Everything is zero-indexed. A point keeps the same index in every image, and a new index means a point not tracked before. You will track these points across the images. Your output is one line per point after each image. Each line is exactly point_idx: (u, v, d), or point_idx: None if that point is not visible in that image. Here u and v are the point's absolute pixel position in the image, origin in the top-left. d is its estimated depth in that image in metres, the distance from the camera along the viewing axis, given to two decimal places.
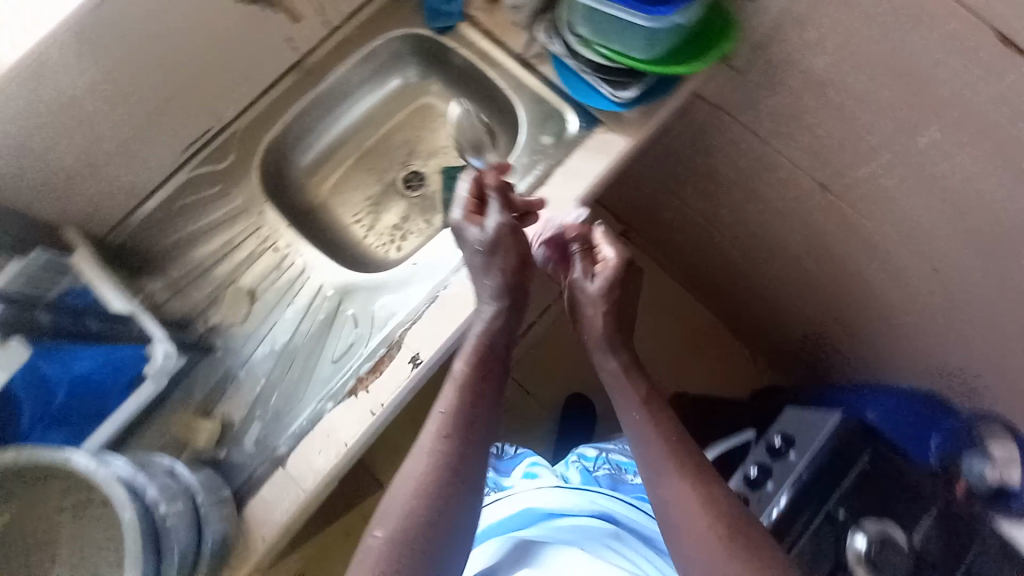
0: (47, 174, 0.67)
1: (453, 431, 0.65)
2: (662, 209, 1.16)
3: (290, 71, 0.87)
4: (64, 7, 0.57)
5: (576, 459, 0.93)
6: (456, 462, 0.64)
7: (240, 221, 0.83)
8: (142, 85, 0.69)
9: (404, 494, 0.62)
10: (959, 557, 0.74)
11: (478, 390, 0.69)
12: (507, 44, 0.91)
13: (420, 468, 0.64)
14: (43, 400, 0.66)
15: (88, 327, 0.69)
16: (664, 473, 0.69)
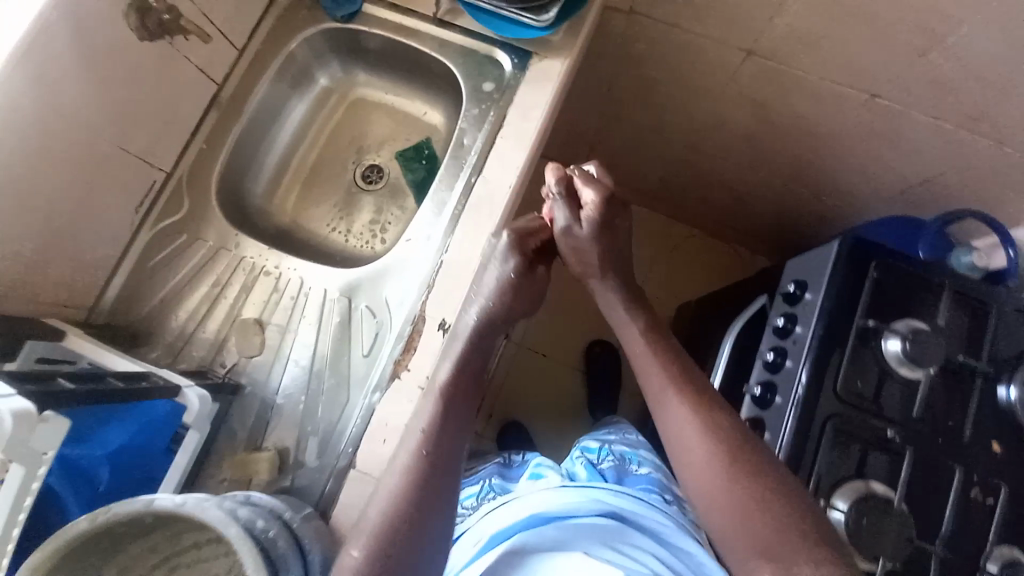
0: (11, 268, 0.67)
1: (431, 440, 0.63)
2: (628, 113, 1.25)
3: (210, 108, 0.85)
4: None
5: (581, 454, 0.95)
6: (431, 474, 0.61)
7: (221, 258, 0.82)
8: (70, 149, 0.68)
9: (379, 507, 0.59)
10: (981, 332, 0.84)
11: (456, 399, 0.68)
12: (416, 11, 0.86)
13: (399, 484, 0.60)
14: (88, 488, 0.62)
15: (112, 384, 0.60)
16: (676, 429, 0.66)
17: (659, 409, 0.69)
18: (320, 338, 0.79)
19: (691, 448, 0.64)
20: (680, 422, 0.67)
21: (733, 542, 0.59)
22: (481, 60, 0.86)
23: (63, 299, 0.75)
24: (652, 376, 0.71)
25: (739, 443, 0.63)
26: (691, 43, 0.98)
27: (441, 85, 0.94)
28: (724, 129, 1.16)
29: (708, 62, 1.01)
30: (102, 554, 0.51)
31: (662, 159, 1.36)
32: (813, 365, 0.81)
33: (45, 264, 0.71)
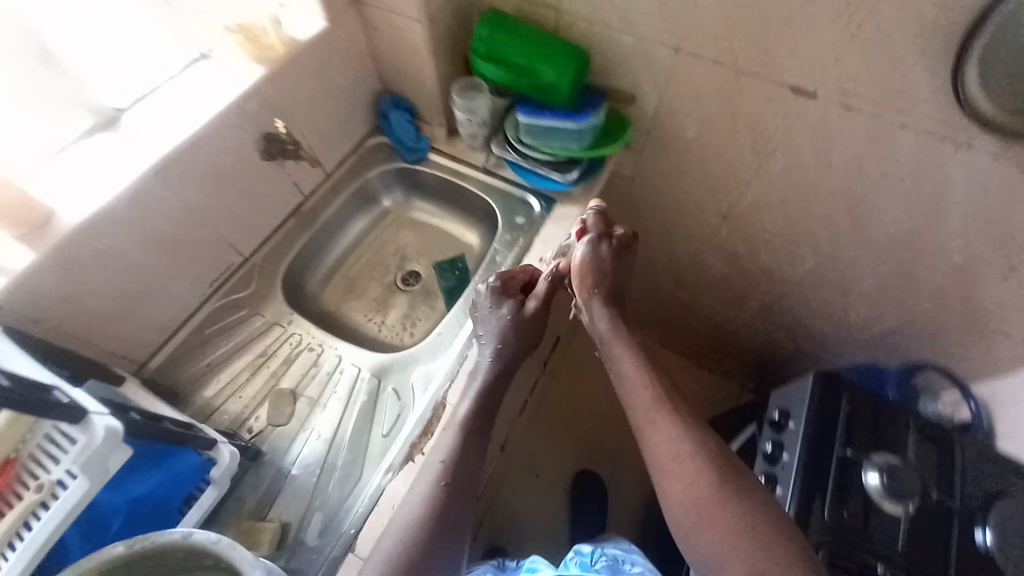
0: (96, 321, 0.76)
1: (446, 472, 0.69)
2: (629, 254, 1.46)
3: (290, 216, 1.04)
4: (130, 176, 0.74)
5: (575, 556, 1.00)
6: (444, 508, 0.66)
7: (273, 332, 0.94)
8: (181, 231, 0.83)
9: (395, 537, 0.64)
10: (951, 463, 0.91)
11: (474, 434, 0.73)
12: (470, 161, 1.13)
13: (415, 518, 0.65)
14: (98, 532, 0.62)
15: (166, 426, 0.65)
16: (666, 446, 0.73)
17: (648, 428, 0.76)
18: (346, 414, 0.86)
19: (703, 510, 0.66)
20: (668, 441, 0.73)
21: (721, 564, 0.64)
22: (515, 200, 1.09)
23: (122, 353, 0.81)
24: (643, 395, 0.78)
25: (729, 470, 0.69)
26: (681, 205, 1.23)
27: (480, 216, 1.16)
28: (710, 272, 1.37)
29: (695, 220, 1.25)
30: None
31: (657, 293, 1.55)
32: (799, 497, 0.86)
33: (121, 322, 0.79)
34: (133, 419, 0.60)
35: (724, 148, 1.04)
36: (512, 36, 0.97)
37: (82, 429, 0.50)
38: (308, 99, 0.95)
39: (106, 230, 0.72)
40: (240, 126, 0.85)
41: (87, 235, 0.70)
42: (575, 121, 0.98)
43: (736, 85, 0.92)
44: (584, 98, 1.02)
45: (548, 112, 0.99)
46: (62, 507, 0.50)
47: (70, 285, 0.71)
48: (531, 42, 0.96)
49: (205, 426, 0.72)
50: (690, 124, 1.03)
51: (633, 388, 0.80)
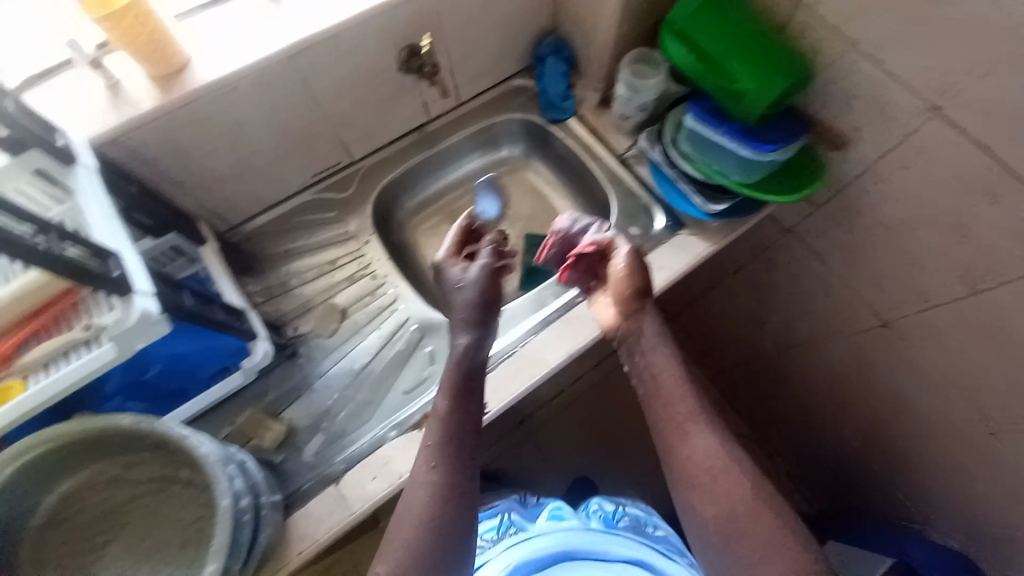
0: (200, 179, 0.78)
1: (438, 453, 0.61)
2: (735, 304, 1.29)
3: (410, 133, 1.01)
4: (261, 50, 0.71)
5: (598, 509, 1.07)
6: (449, 492, 0.59)
7: (347, 245, 0.93)
8: (303, 117, 0.82)
9: (402, 527, 0.57)
10: None
11: (463, 413, 0.65)
12: (609, 143, 1.00)
13: (422, 503, 0.58)
14: (136, 371, 0.67)
15: (216, 315, 0.68)
16: (690, 461, 0.60)
17: (669, 448, 0.62)
18: (382, 352, 0.85)
19: (739, 538, 0.55)
20: (702, 451, 0.60)
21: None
22: (639, 210, 0.97)
23: (218, 214, 0.85)
24: (674, 395, 0.65)
25: (765, 500, 0.57)
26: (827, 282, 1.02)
27: (595, 204, 1.05)
28: (823, 365, 1.15)
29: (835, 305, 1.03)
30: (115, 441, 0.54)
31: (743, 356, 1.35)
32: None
33: (224, 185, 0.82)
34: (182, 304, 0.61)
35: (918, 247, 0.80)
36: (725, 26, 0.79)
37: (122, 304, 0.50)
38: (466, 19, 0.86)
39: (228, 97, 0.71)
40: (387, 30, 0.79)
41: (209, 98, 0.70)
42: (752, 150, 0.79)
43: (990, 185, 0.67)
44: (774, 124, 0.82)
45: (722, 128, 0.81)
46: (94, 360, 0.53)
47: (184, 138, 0.72)
48: (742, 40, 0.78)
49: (253, 317, 0.76)
50: (893, 203, 0.79)
51: (668, 394, 0.65)
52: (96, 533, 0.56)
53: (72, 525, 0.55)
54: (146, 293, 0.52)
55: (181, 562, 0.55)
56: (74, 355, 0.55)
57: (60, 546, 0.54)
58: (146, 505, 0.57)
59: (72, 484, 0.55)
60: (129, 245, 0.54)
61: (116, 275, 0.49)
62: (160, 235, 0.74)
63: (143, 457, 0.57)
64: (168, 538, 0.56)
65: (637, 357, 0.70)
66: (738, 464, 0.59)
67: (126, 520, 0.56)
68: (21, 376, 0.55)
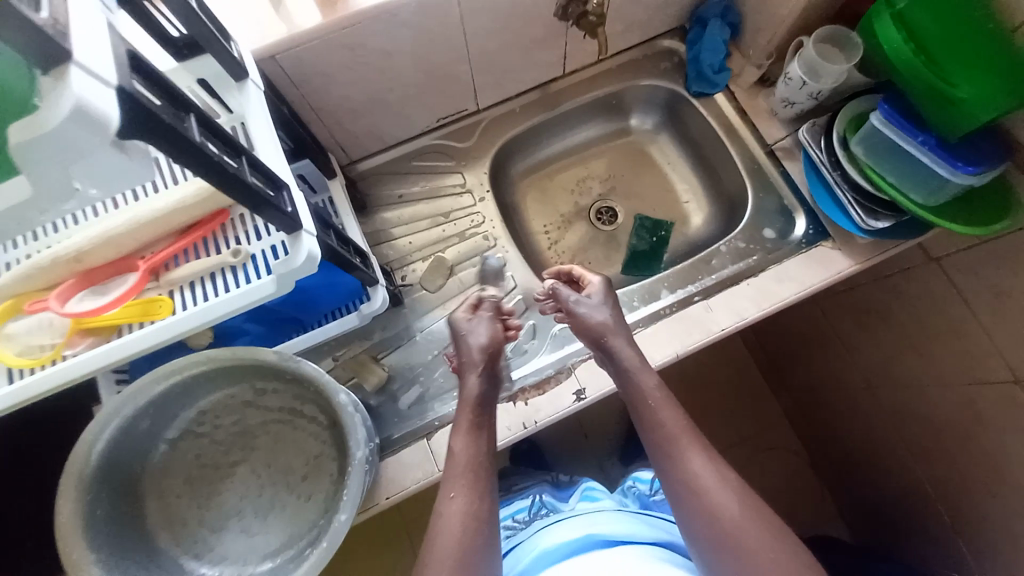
0: (337, 108, 0.76)
1: (456, 482, 0.60)
2: (828, 323, 1.17)
3: (536, 88, 0.94)
4: None
5: (633, 483, 0.95)
6: (474, 525, 0.58)
7: (461, 199, 0.89)
8: (443, 58, 0.76)
9: (439, 554, 0.56)
10: None
11: (480, 447, 0.64)
12: (757, 130, 0.91)
13: (456, 532, 0.57)
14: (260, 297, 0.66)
15: (353, 259, 0.67)
16: (690, 490, 0.61)
17: (669, 481, 0.63)
18: None
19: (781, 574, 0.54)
20: (711, 480, 0.61)
21: None
22: (777, 212, 0.88)
23: (343, 145, 0.83)
24: (675, 423, 0.65)
25: (771, 533, 0.57)
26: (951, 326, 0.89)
27: (723, 194, 0.97)
28: (912, 410, 1.01)
29: (959, 355, 0.89)
30: (256, 370, 0.55)
31: (818, 379, 1.24)
32: None
33: (356, 119, 0.80)
34: (332, 246, 0.60)
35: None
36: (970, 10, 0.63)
37: (290, 242, 0.48)
38: None
39: (385, 24, 0.66)
40: None
41: (370, 23, 0.65)
42: (950, 169, 0.68)
43: None
44: (979, 144, 0.70)
45: (918, 139, 0.70)
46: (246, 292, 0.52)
47: (332, 66, 0.69)
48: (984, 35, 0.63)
49: (373, 262, 0.74)
50: None
51: (668, 429, 0.65)
52: (226, 453, 0.58)
53: (209, 441, 0.58)
54: (310, 233, 0.49)
55: (300, 494, 0.57)
56: (221, 279, 0.55)
57: (198, 459, 0.57)
58: (274, 433, 0.59)
59: (208, 403, 0.57)
60: (290, 174, 0.51)
61: (291, 212, 0.46)
62: (295, 160, 0.72)
63: (276, 388, 0.58)
64: (291, 469, 0.58)
65: (642, 397, 0.68)
66: (742, 494, 0.60)
67: (255, 446, 0.59)
68: (169, 289, 0.56)
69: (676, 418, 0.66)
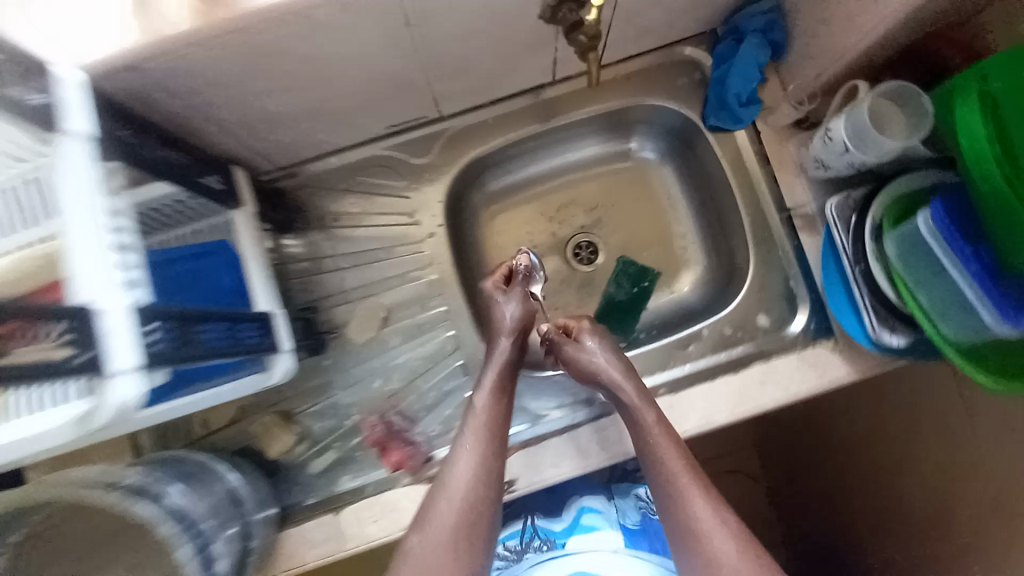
0: (245, 120, 0.59)
1: (474, 435, 0.60)
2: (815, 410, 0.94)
3: (524, 93, 0.76)
4: None
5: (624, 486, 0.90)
6: (486, 486, 0.58)
7: (405, 231, 0.74)
8: (385, 66, 0.58)
9: (441, 520, 0.55)
10: None
11: (502, 410, 0.63)
12: (778, 187, 0.73)
13: (460, 496, 0.57)
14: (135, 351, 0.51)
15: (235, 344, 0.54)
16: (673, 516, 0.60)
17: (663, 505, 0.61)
18: (415, 379, 0.71)
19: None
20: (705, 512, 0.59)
21: None
22: (778, 293, 0.74)
23: (262, 153, 0.67)
24: (672, 460, 0.61)
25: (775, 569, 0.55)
26: (945, 446, 0.67)
27: (723, 253, 0.81)
28: (895, 518, 0.77)
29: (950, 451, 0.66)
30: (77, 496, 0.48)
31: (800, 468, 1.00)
32: None
33: (275, 128, 0.63)
34: (190, 354, 0.47)
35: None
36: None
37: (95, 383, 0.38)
38: None
39: (296, 28, 0.48)
40: None
41: (271, 27, 0.47)
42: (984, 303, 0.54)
43: None
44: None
45: (970, 269, 0.55)
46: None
47: (227, 76, 0.51)
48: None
49: (280, 323, 0.61)
50: None
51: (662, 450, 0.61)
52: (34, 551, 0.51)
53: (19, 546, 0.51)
54: (133, 370, 0.40)
55: None
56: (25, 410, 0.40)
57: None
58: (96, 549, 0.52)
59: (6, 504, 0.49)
60: (130, 274, 0.42)
61: (82, 361, 0.37)
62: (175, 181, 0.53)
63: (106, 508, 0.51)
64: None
65: (640, 421, 0.64)
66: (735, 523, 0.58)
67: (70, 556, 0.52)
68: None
69: (673, 448, 0.61)
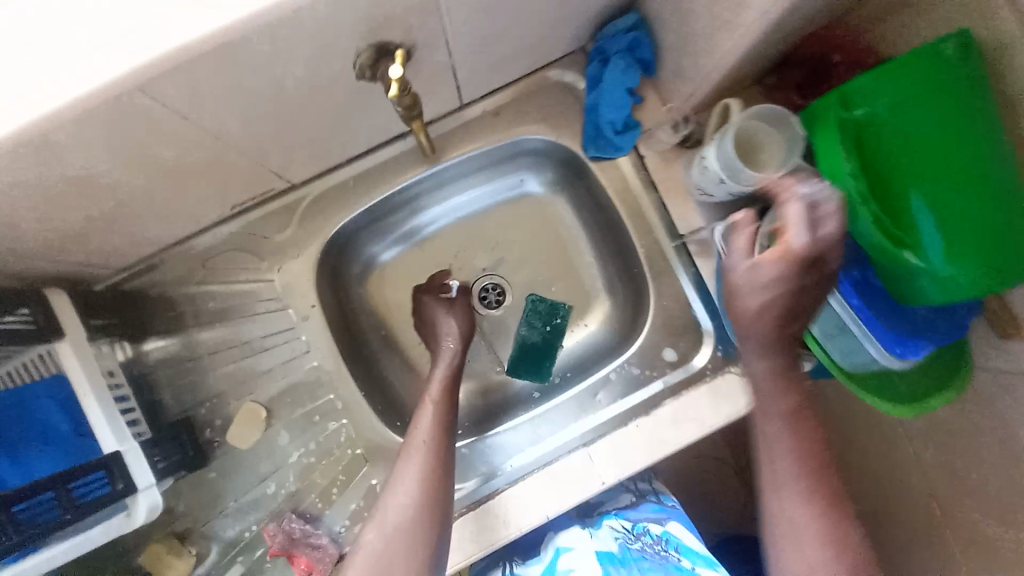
0: (45, 239, 0.53)
1: (418, 443, 0.58)
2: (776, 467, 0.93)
3: (398, 138, 0.70)
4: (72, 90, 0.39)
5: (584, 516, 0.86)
6: (436, 484, 0.55)
7: (279, 317, 0.69)
8: (189, 154, 0.52)
9: (379, 526, 0.53)
10: None
11: (443, 419, 0.61)
12: (669, 211, 0.69)
13: (403, 505, 0.53)
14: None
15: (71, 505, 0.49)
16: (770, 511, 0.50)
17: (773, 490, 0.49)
18: (316, 475, 0.66)
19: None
20: (798, 514, 0.48)
21: None
22: (685, 322, 0.71)
23: (88, 262, 0.60)
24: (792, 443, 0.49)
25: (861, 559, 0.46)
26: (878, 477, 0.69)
27: (630, 282, 0.77)
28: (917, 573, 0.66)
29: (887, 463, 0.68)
30: None
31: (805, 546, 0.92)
32: None
33: (90, 236, 0.56)
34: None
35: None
36: (939, 129, 0.46)
37: None
38: None
39: (50, 152, 0.43)
40: (332, 25, 0.44)
41: (15, 152, 0.41)
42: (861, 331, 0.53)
43: None
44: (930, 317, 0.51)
45: (851, 300, 0.53)
46: None
47: None
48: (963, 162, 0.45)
49: (134, 461, 0.56)
50: None
51: (768, 439, 0.50)
52: None
53: None
54: None
55: None
56: None
57: None
58: None
59: None
60: None
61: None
62: None
63: None
64: None
65: (766, 412, 0.50)
66: (841, 530, 0.47)
67: None
68: None
69: (794, 442, 0.49)
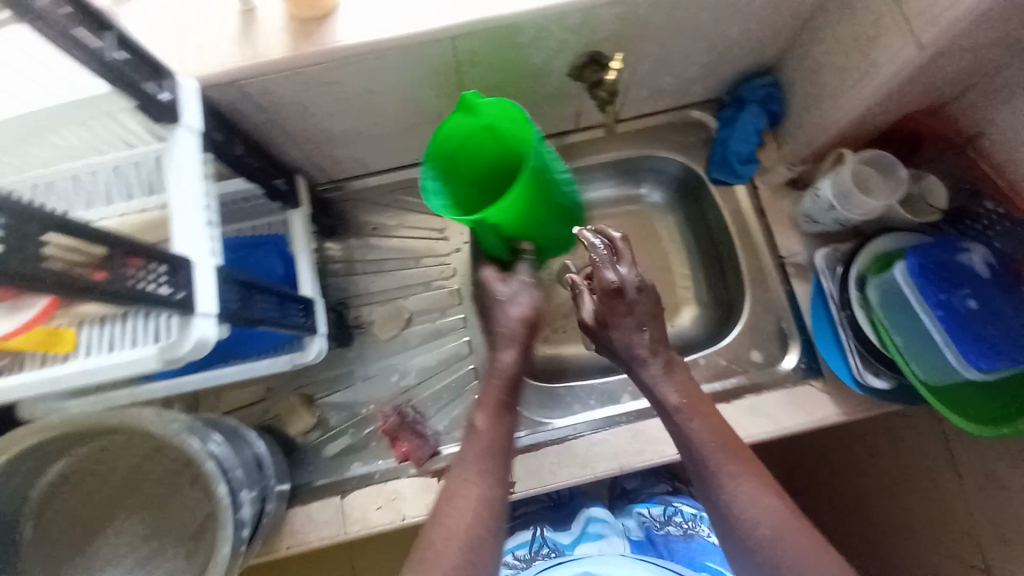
0: (314, 135, 0.71)
1: (468, 454, 0.56)
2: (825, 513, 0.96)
3: (551, 136, 0.88)
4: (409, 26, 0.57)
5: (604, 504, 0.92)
6: (490, 499, 0.53)
7: (434, 247, 0.84)
8: (436, 101, 0.71)
9: (435, 528, 0.50)
10: None
11: (502, 428, 0.59)
12: (772, 236, 0.82)
13: (458, 509, 0.51)
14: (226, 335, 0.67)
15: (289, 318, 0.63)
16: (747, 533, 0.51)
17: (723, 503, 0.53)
18: (433, 376, 0.78)
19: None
20: (767, 517, 0.50)
21: None
22: (771, 331, 0.80)
23: (319, 166, 0.79)
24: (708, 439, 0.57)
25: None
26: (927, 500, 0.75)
27: (721, 294, 0.88)
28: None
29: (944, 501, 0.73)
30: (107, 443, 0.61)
31: None
32: None
33: (335, 145, 0.75)
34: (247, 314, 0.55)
35: None
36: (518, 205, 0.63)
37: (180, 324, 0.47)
38: (670, 36, 0.68)
39: (364, 65, 0.60)
40: (573, 28, 0.63)
41: (351, 61, 0.59)
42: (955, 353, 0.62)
43: None
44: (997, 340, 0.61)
45: (937, 312, 0.64)
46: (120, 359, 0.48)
47: (311, 99, 0.64)
48: (530, 195, 0.63)
49: (319, 313, 0.70)
50: None
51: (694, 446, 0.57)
52: (91, 516, 0.62)
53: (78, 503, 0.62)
54: (206, 316, 0.48)
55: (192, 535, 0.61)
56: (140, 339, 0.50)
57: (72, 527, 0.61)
58: (145, 492, 0.62)
59: (61, 466, 0.61)
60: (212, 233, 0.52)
61: (180, 298, 0.45)
62: (244, 181, 0.67)
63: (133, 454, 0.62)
64: (145, 511, 0.63)
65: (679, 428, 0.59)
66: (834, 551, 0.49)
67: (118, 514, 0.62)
68: (75, 321, 0.50)
69: (710, 438, 0.57)
